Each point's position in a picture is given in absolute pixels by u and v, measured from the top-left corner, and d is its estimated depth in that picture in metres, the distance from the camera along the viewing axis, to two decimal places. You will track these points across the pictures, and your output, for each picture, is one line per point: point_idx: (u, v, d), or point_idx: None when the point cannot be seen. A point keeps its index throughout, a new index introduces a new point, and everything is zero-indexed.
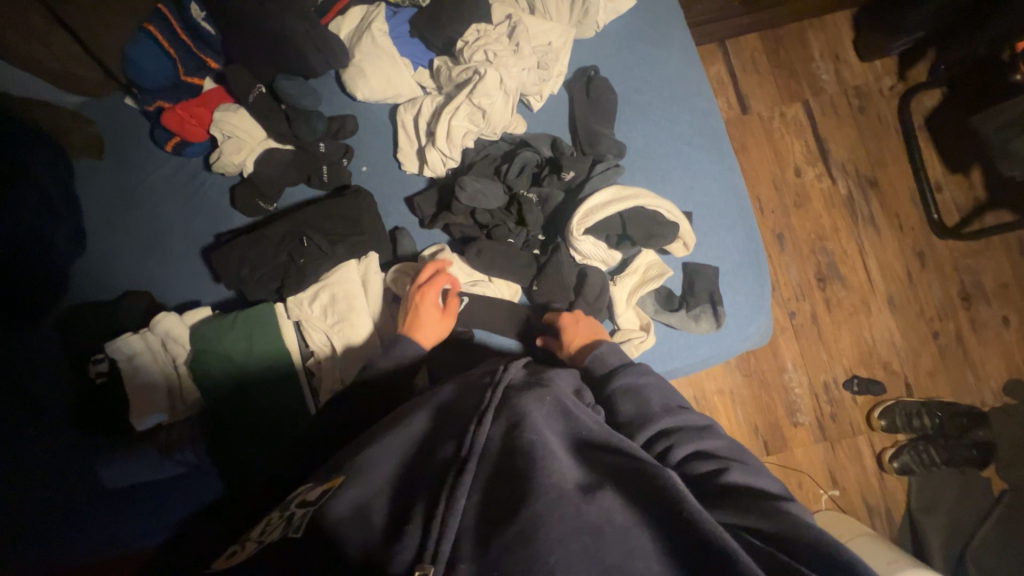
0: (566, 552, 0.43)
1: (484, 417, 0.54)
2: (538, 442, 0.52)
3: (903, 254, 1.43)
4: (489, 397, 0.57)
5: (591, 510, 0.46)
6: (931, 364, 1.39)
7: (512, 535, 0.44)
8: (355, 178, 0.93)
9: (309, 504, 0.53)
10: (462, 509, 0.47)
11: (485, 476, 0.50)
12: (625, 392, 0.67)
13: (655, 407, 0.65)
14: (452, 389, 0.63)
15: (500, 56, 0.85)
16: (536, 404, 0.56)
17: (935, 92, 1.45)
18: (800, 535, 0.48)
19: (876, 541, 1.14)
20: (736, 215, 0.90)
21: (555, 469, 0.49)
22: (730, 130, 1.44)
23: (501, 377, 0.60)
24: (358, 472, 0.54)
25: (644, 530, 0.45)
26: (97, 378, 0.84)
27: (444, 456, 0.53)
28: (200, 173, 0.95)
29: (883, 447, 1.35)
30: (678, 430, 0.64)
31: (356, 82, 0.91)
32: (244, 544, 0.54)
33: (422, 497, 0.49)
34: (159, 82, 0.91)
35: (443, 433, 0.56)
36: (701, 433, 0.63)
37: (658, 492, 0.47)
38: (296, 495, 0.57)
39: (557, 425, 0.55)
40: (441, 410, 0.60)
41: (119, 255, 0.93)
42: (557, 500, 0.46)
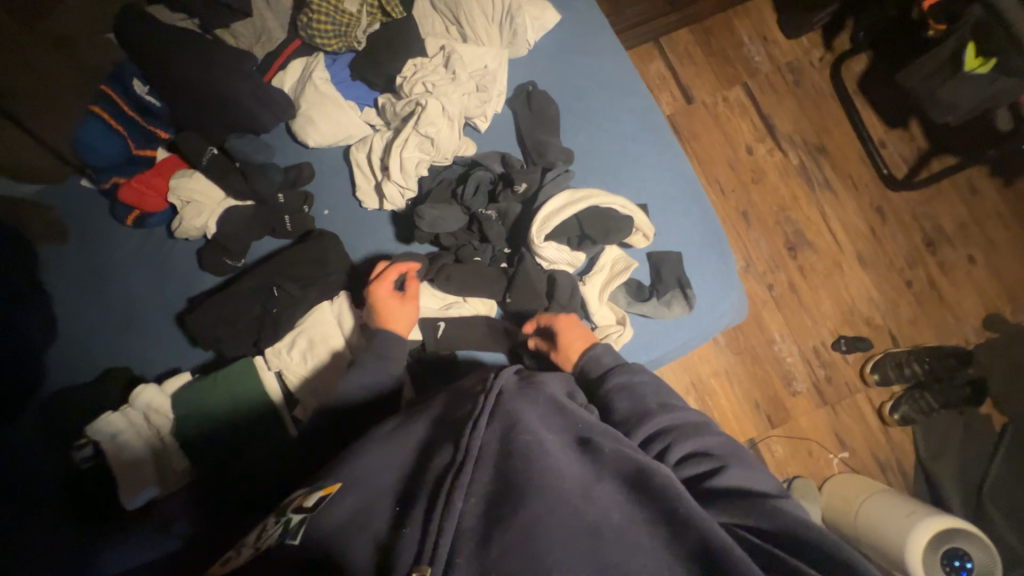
0: (567, 551, 0.45)
1: (479, 420, 0.55)
2: (534, 443, 0.53)
3: (863, 212, 1.48)
4: (483, 401, 0.57)
5: (589, 510, 0.48)
6: (910, 312, 1.43)
7: (513, 534, 0.46)
8: (318, 223, 0.94)
9: (307, 511, 0.54)
10: (459, 512, 0.48)
11: (483, 478, 0.51)
12: (620, 390, 0.68)
13: (650, 402, 0.66)
14: (445, 402, 0.64)
15: (438, 86, 0.89)
16: (530, 406, 0.58)
17: (861, 56, 1.53)
18: (800, 535, 0.50)
19: (892, 495, 1.14)
20: (691, 199, 0.93)
21: (555, 470, 0.51)
22: (678, 121, 1.50)
23: (493, 384, 0.59)
24: (359, 485, 0.55)
25: (643, 526, 0.48)
26: (83, 465, 0.82)
27: (440, 464, 0.53)
28: (165, 241, 0.95)
29: (882, 401, 1.37)
30: (675, 428, 0.64)
31: (306, 130, 0.93)
32: (239, 550, 0.54)
33: (422, 499, 0.51)
34: (112, 159, 0.92)
35: (439, 440, 0.57)
36: (700, 432, 0.64)
37: (657, 493, 0.50)
38: (290, 503, 0.58)
39: (552, 424, 0.57)
40: (437, 422, 0.61)
41: (94, 335, 0.92)
42: (555, 502, 0.48)
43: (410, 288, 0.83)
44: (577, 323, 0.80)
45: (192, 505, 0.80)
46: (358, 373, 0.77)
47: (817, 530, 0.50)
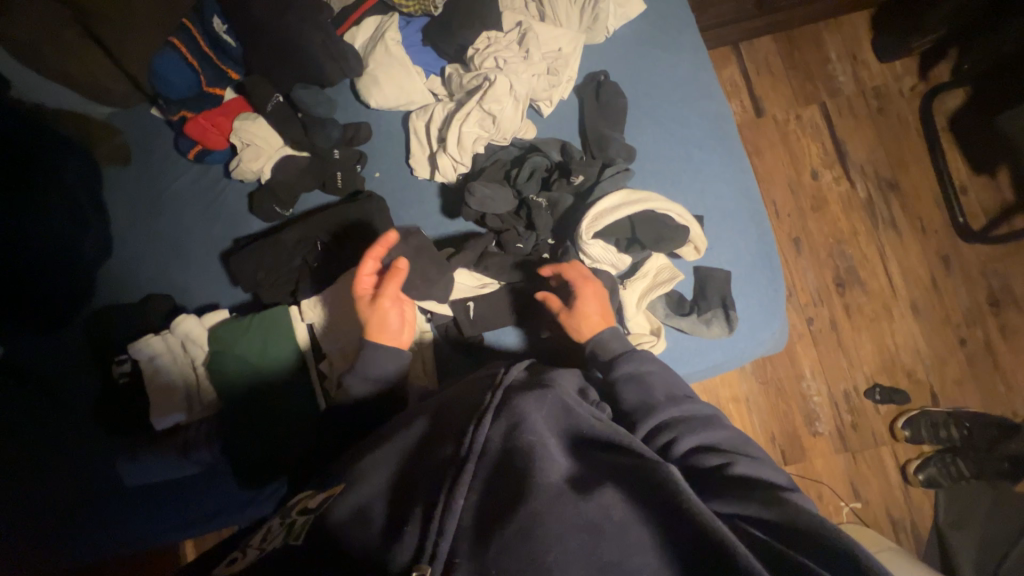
0: (565, 551, 0.45)
1: (483, 419, 0.55)
2: (536, 444, 0.53)
3: (926, 258, 1.39)
4: (488, 399, 0.58)
5: (589, 507, 0.47)
6: (958, 372, 1.34)
7: (511, 532, 0.46)
8: (367, 184, 0.95)
9: (310, 511, 0.55)
10: (461, 507, 0.49)
11: (486, 476, 0.51)
12: (628, 380, 0.68)
13: (658, 395, 0.66)
14: (452, 391, 0.65)
15: (510, 63, 0.87)
16: (534, 404, 0.57)
17: (958, 92, 1.41)
18: (807, 525, 0.46)
19: (901, 556, 1.09)
20: (748, 217, 0.89)
21: (551, 467, 0.51)
22: (743, 133, 1.43)
23: (500, 380, 0.61)
24: (362, 479, 0.57)
25: (643, 524, 0.46)
26: (121, 379, 0.87)
27: (444, 456, 0.54)
28: (220, 179, 0.98)
29: (907, 458, 1.30)
30: (682, 421, 0.64)
31: (369, 90, 0.93)
32: (244, 551, 0.54)
33: (421, 496, 0.51)
34: (184, 92, 0.94)
35: (442, 434, 0.57)
36: (706, 426, 0.63)
37: (657, 483, 0.47)
38: (293, 504, 0.59)
39: (555, 423, 0.57)
40: (441, 412, 0.61)
41: (143, 260, 0.96)
42: (555, 500, 0.47)
43: (385, 290, 0.77)
44: (596, 294, 0.79)
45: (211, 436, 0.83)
46: (346, 386, 0.75)
47: (818, 515, 0.47)
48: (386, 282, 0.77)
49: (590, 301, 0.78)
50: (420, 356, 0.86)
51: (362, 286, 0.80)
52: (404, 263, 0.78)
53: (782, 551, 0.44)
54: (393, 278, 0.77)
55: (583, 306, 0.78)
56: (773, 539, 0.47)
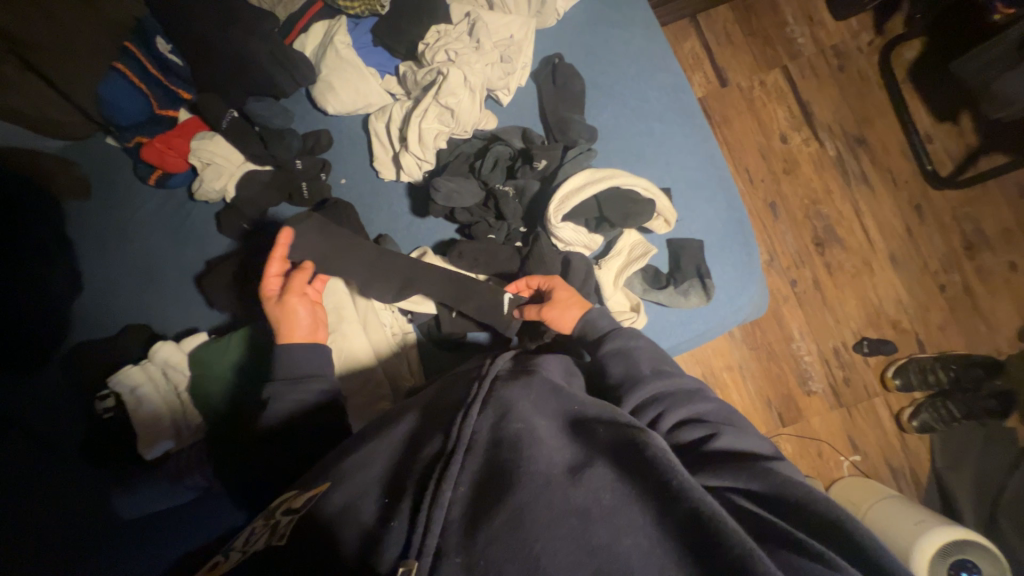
0: (553, 537, 0.43)
1: (471, 409, 0.55)
2: (524, 431, 0.53)
3: (899, 209, 1.41)
4: (476, 389, 0.58)
5: (577, 492, 0.47)
6: (941, 318, 1.36)
7: (499, 522, 0.45)
8: (334, 191, 0.94)
9: (294, 511, 0.54)
10: (448, 501, 0.48)
11: (474, 467, 0.51)
12: (614, 355, 0.67)
13: (643, 368, 0.65)
14: (438, 388, 0.65)
15: (461, 54, 0.86)
16: (521, 392, 0.57)
17: (914, 43, 1.43)
18: (792, 493, 0.48)
19: (899, 502, 1.12)
20: (716, 185, 0.89)
21: (542, 454, 0.50)
22: (709, 105, 1.44)
23: (487, 370, 0.61)
24: (348, 477, 0.56)
25: (633, 504, 0.46)
26: (104, 414, 0.86)
27: (431, 452, 0.53)
28: (185, 203, 0.96)
29: (900, 407, 1.33)
30: (667, 395, 0.63)
31: (325, 96, 0.92)
32: (228, 554, 0.54)
33: (411, 489, 0.51)
34: (136, 117, 0.93)
35: (430, 428, 0.57)
36: (692, 399, 0.62)
37: (647, 462, 0.48)
38: (279, 503, 0.58)
39: (545, 409, 0.57)
40: (429, 409, 0.61)
41: (116, 292, 0.95)
42: (543, 486, 0.47)
43: (293, 286, 0.77)
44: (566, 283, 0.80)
45: (203, 461, 0.82)
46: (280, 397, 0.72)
47: (810, 488, 0.48)
48: (295, 280, 0.78)
49: (559, 288, 0.79)
50: (405, 356, 0.88)
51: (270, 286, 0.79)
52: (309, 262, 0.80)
53: (777, 524, 0.45)
54: (300, 275, 0.78)
55: (556, 293, 0.79)
56: (767, 513, 0.47)
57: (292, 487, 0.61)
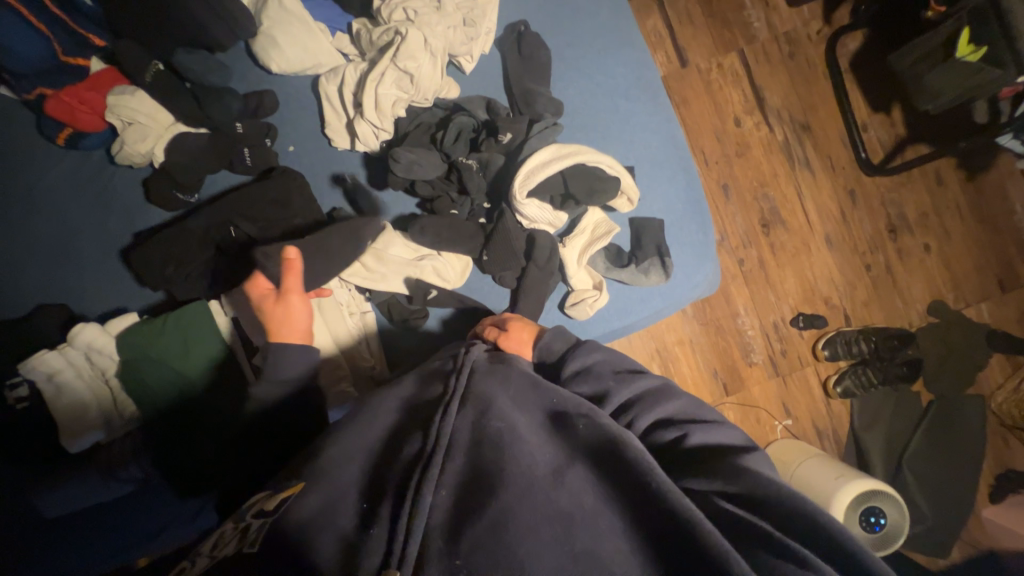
0: (537, 543, 0.44)
1: (449, 407, 0.54)
2: (505, 430, 0.52)
3: (836, 193, 1.51)
4: (453, 385, 0.57)
5: (560, 495, 0.47)
6: (866, 295, 1.50)
7: (482, 529, 0.45)
8: (282, 159, 0.87)
9: (266, 514, 0.49)
10: (429, 506, 0.47)
11: (455, 469, 0.50)
12: (578, 375, 0.65)
13: (608, 379, 0.64)
14: (414, 379, 0.62)
15: (421, 14, 0.80)
16: (500, 388, 0.57)
17: (858, 34, 1.50)
18: (772, 495, 0.48)
19: (825, 459, 1.25)
20: (677, 165, 0.91)
21: (524, 454, 0.50)
22: (669, 85, 1.45)
23: (463, 363, 0.59)
24: (323, 476, 0.51)
25: (612, 507, 0.47)
26: (17, 405, 0.77)
27: (411, 452, 0.52)
28: (105, 167, 0.85)
29: (827, 375, 1.46)
30: (637, 401, 0.62)
31: (268, 53, 0.82)
32: (192, 561, 0.48)
33: (391, 492, 0.49)
34: (33, 65, 0.78)
35: (409, 425, 0.55)
36: (660, 399, 0.62)
37: (627, 461, 0.48)
38: (250, 506, 0.52)
39: (525, 404, 0.56)
40: (409, 405, 0.58)
41: (23, 268, 0.84)
42: (526, 490, 0.47)
43: (288, 284, 0.69)
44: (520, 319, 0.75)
45: (141, 450, 0.76)
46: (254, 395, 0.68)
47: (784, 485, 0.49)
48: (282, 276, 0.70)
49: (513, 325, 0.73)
50: (365, 336, 0.84)
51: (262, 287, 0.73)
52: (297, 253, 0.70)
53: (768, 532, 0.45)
54: (293, 269, 0.70)
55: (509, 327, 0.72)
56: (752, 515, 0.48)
57: (267, 487, 0.56)
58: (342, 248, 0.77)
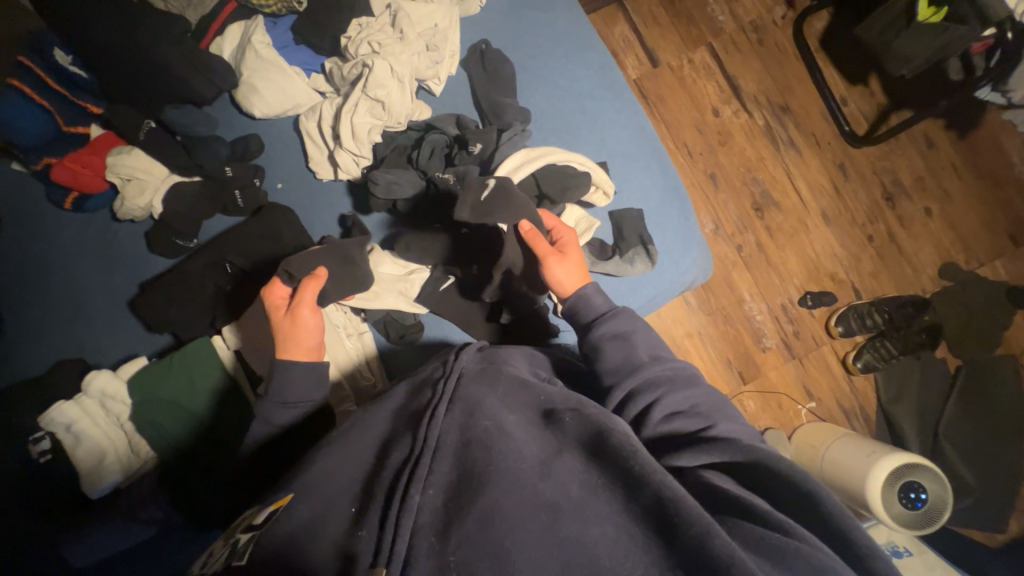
0: (524, 533, 0.43)
1: (437, 410, 0.54)
2: (493, 428, 0.52)
3: (825, 169, 1.51)
4: (441, 388, 0.57)
5: (547, 486, 0.47)
6: (872, 265, 1.47)
7: (469, 525, 0.44)
8: (271, 197, 0.91)
9: (256, 528, 0.50)
10: (417, 506, 0.47)
11: (443, 469, 0.50)
12: (611, 338, 0.68)
13: (643, 355, 0.66)
14: (405, 389, 0.61)
15: (385, 45, 0.85)
16: (488, 390, 0.57)
17: (823, 13, 1.53)
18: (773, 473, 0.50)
19: (853, 438, 1.21)
20: (650, 156, 0.93)
21: (512, 450, 0.50)
22: (643, 85, 1.49)
23: (452, 368, 0.59)
24: (313, 489, 0.52)
25: (600, 494, 0.46)
26: (40, 459, 0.79)
27: (398, 457, 0.52)
28: (110, 225, 0.91)
29: (845, 352, 1.42)
30: (666, 380, 0.64)
31: (250, 99, 0.88)
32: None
33: (380, 495, 0.49)
34: (38, 137, 0.85)
35: (398, 430, 0.55)
36: (687, 386, 0.64)
37: (614, 448, 0.48)
38: (241, 521, 0.53)
39: (513, 405, 0.57)
40: (400, 411, 0.58)
41: (43, 328, 0.89)
42: (512, 484, 0.47)
43: (302, 299, 0.71)
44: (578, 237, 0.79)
45: (156, 492, 0.79)
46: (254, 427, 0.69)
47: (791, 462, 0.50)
48: (304, 288, 0.72)
49: (573, 249, 0.77)
50: (366, 358, 0.86)
51: (277, 296, 0.74)
52: (323, 270, 0.75)
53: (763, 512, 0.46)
54: (311, 284, 0.72)
55: (568, 250, 0.76)
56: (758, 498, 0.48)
57: (257, 504, 0.56)
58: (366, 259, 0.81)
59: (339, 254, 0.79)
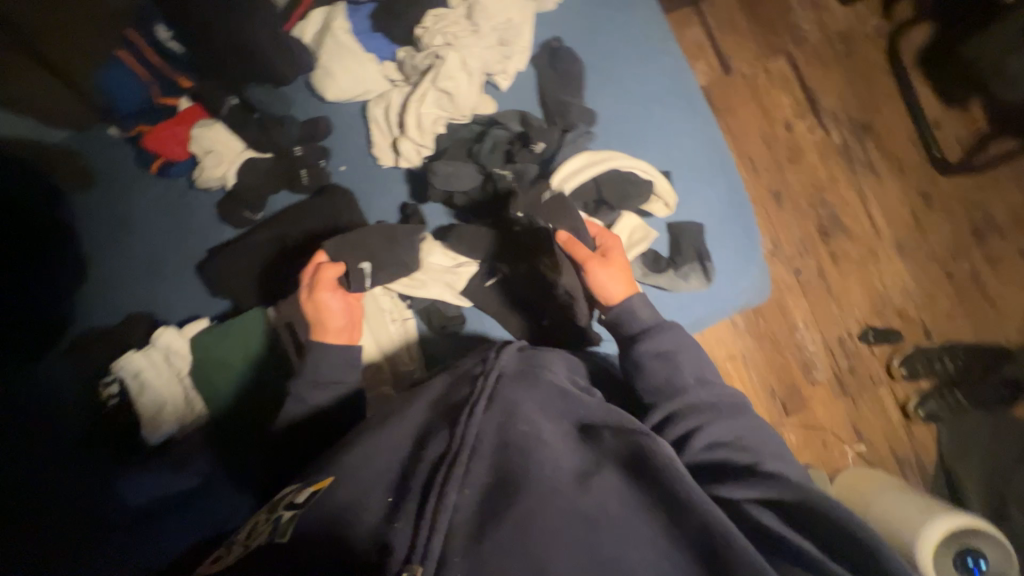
0: (562, 547, 0.44)
1: (475, 408, 0.54)
2: (532, 435, 0.52)
3: (906, 197, 1.38)
4: (480, 385, 0.56)
5: (585, 501, 0.47)
6: (949, 306, 1.34)
7: (507, 530, 0.45)
8: (334, 178, 0.93)
9: (298, 506, 0.51)
10: (454, 505, 0.47)
11: (480, 470, 0.50)
12: (654, 355, 0.67)
13: (686, 377, 0.65)
14: (444, 381, 0.61)
15: (459, 38, 0.87)
16: (527, 394, 0.57)
17: (923, 27, 1.41)
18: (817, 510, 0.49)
19: (910, 491, 1.10)
20: (716, 169, 0.89)
21: (551, 460, 0.50)
22: (712, 92, 1.42)
23: (491, 366, 0.59)
24: (352, 474, 0.53)
25: (641, 516, 0.46)
26: (109, 401, 0.87)
27: (435, 453, 0.52)
28: (186, 192, 0.97)
29: (906, 397, 1.31)
30: (710, 406, 0.63)
31: (324, 83, 0.92)
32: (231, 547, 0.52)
33: (417, 490, 0.50)
34: (134, 105, 0.94)
35: (435, 424, 0.56)
36: (731, 414, 0.62)
37: (657, 471, 0.48)
38: (284, 496, 0.55)
39: (551, 412, 0.56)
40: (438, 404, 0.58)
41: (120, 282, 0.96)
42: (550, 495, 0.47)
43: (321, 283, 0.76)
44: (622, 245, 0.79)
45: (206, 445, 0.85)
46: (298, 397, 0.71)
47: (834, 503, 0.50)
48: (321, 273, 0.77)
49: (616, 255, 0.77)
50: (405, 343, 0.87)
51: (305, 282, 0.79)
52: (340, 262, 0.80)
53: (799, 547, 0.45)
54: (330, 269, 0.78)
55: (611, 255, 0.77)
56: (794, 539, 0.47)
57: (299, 480, 0.58)
58: (416, 251, 0.85)
59: (395, 236, 0.84)
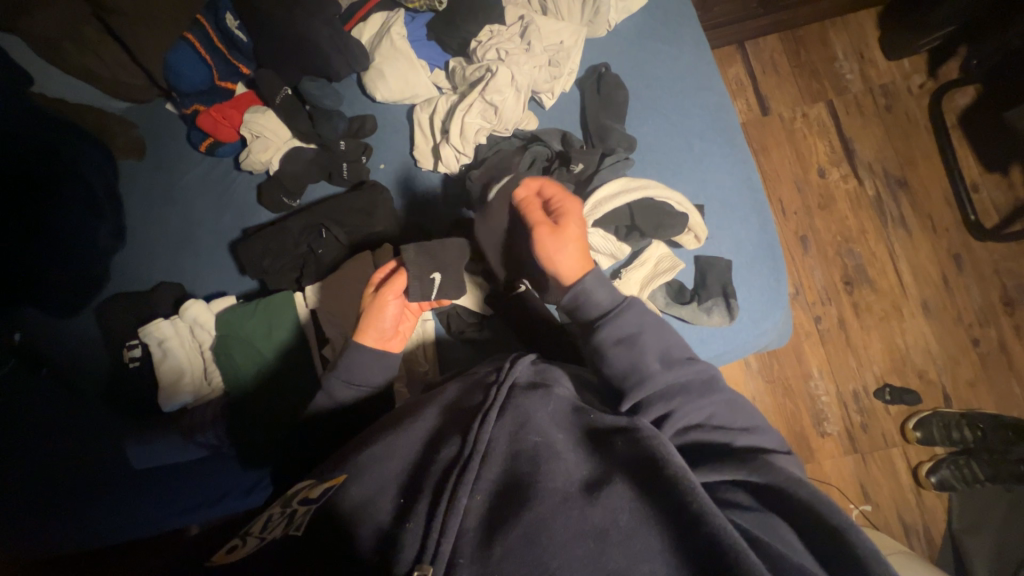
0: (570, 556, 0.45)
1: (487, 416, 0.55)
2: (543, 446, 0.53)
3: (937, 257, 1.36)
4: (494, 395, 0.57)
5: (595, 512, 0.47)
6: (971, 374, 1.31)
7: (516, 536, 0.46)
8: (373, 175, 0.96)
9: (312, 502, 0.52)
10: (464, 509, 0.48)
11: (491, 476, 0.51)
12: (618, 343, 0.63)
13: (651, 362, 0.62)
14: (457, 388, 0.63)
15: (511, 54, 0.88)
16: (540, 404, 0.57)
17: (968, 90, 1.40)
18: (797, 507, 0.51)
19: (916, 559, 1.05)
20: (749, 207, 0.89)
21: (562, 470, 0.51)
22: (749, 131, 1.43)
23: (505, 376, 0.60)
24: (364, 472, 0.53)
25: (651, 530, 0.46)
26: (131, 364, 0.89)
27: (446, 459, 0.52)
28: (231, 172, 1.01)
29: (919, 461, 1.27)
30: (679, 390, 0.61)
31: (376, 83, 0.95)
32: (243, 540, 0.52)
33: (427, 493, 0.50)
34: (196, 86, 0.98)
35: (447, 431, 0.56)
36: (700, 393, 0.62)
37: (669, 481, 0.48)
38: (296, 492, 0.56)
39: (562, 423, 0.57)
40: (450, 410, 0.59)
41: (156, 252, 0.99)
42: (561, 505, 0.48)
43: (389, 287, 0.75)
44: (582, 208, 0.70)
45: (216, 419, 0.86)
46: (327, 393, 0.72)
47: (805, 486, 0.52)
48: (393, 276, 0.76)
49: (574, 222, 0.69)
50: (422, 342, 0.88)
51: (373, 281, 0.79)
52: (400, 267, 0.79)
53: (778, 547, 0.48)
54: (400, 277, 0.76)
55: (566, 223, 0.69)
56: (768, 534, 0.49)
57: (308, 478, 0.59)
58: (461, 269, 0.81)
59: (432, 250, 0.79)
